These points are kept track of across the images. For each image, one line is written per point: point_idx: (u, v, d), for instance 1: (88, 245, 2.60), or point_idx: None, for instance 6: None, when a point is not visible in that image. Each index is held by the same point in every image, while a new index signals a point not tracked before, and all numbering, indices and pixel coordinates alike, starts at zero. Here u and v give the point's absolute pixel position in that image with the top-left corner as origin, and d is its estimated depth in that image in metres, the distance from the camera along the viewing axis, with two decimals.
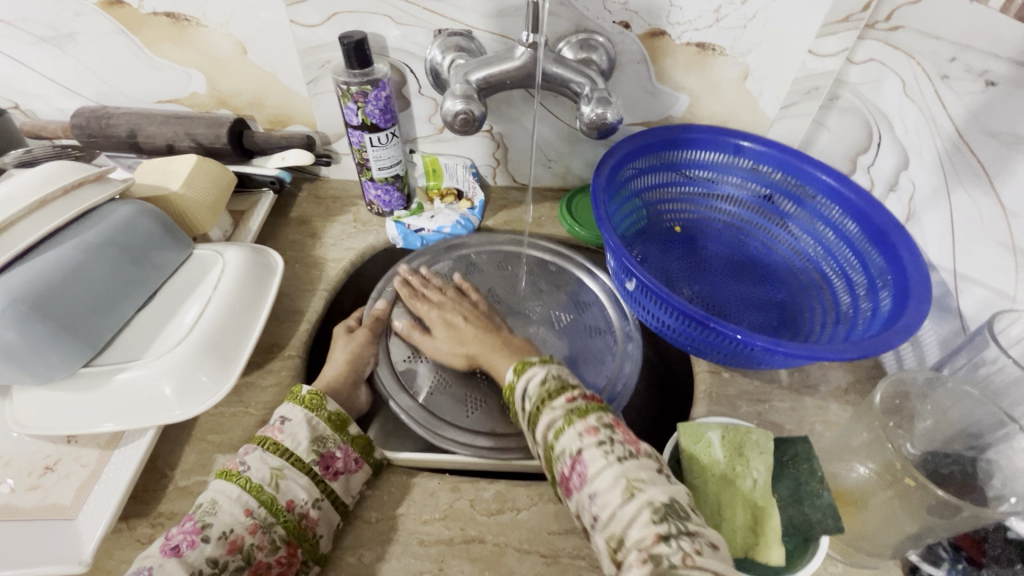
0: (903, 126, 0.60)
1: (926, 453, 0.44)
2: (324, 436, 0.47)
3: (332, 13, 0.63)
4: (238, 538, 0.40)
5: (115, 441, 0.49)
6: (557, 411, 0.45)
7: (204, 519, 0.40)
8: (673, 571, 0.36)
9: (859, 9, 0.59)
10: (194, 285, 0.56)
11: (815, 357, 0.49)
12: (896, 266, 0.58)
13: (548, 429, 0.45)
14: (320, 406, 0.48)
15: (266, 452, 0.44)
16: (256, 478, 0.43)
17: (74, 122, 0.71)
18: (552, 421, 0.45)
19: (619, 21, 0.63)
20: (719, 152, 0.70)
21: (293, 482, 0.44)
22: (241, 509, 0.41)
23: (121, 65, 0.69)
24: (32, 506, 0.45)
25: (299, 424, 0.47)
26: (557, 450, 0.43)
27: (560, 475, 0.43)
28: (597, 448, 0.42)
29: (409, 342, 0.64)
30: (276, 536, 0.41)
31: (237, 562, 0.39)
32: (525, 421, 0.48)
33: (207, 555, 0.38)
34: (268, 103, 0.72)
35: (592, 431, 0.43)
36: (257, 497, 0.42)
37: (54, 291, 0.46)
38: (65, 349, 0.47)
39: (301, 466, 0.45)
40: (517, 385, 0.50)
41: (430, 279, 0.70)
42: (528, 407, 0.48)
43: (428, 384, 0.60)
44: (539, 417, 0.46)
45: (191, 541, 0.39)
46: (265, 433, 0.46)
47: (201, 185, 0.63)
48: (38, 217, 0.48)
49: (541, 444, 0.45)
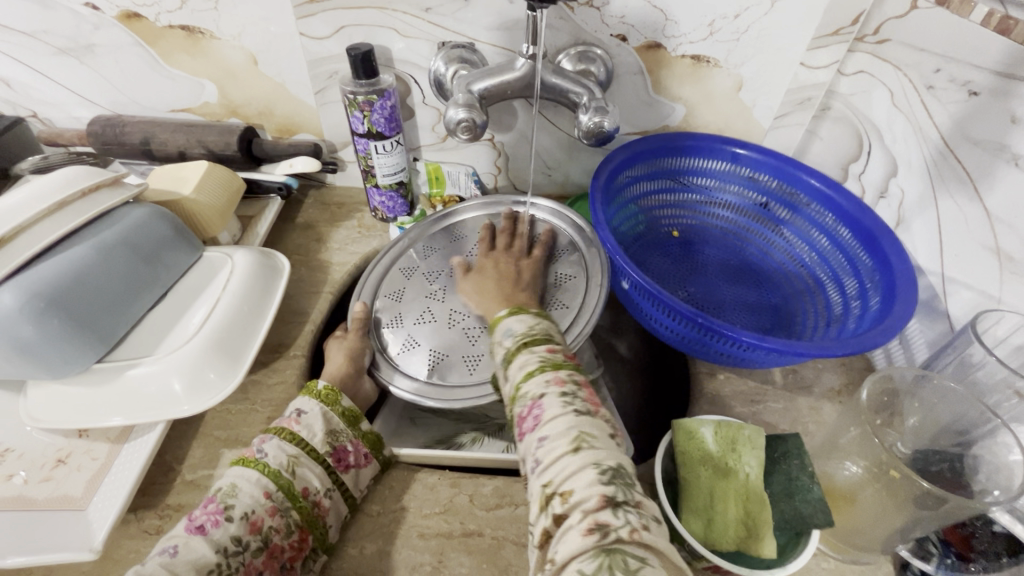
0: (891, 135, 0.62)
1: (915, 451, 0.45)
2: (338, 430, 0.49)
3: (339, 27, 0.66)
4: (258, 520, 0.41)
5: (125, 436, 0.51)
6: (527, 356, 0.43)
7: (226, 501, 0.41)
8: (616, 545, 0.32)
9: (848, 23, 0.61)
10: (203, 286, 0.57)
11: (806, 355, 0.50)
12: (884, 268, 0.59)
13: (520, 369, 0.42)
14: (335, 401, 0.50)
15: (283, 441, 0.46)
16: (275, 464, 0.44)
17: (89, 130, 0.73)
18: (527, 363, 0.43)
19: (616, 35, 0.65)
20: (717, 160, 0.72)
21: (308, 470, 0.45)
22: (261, 492, 0.42)
23: (136, 76, 0.72)
24: (44, 497, 0.47)
25: (315, 416, 0.49)
26: (522, 390, 0.41)
27: (517, 417, 0.41)
28: (558, 397, 0.39)
29: (402, 333, 0.61)
30: (292, 520, 0.43)
31: (257, 542, 0.40)
32: (499, 361, 0.46)
33: (231, 534, 0.40)
34: (277, 112, 0.75)
35: (559, 381, 0.40)
36: (276, 480, 0.43)
37: (71, 288, 0.48)
38: (80, 344, 0.49)
39: (315, 454, 0.46)
40: (503, 321, 0.49)
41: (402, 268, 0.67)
42: (505, 343, 0.46)
43: (426, 366, 0.58)
44: (516, 357, 0.44)
45: (215, 521, 0.40)
46: (281, 423, 0.48)
47: (212, 190, 0.65)
48: (57, 217, 0.50)
49: (509, 386, 0.43)
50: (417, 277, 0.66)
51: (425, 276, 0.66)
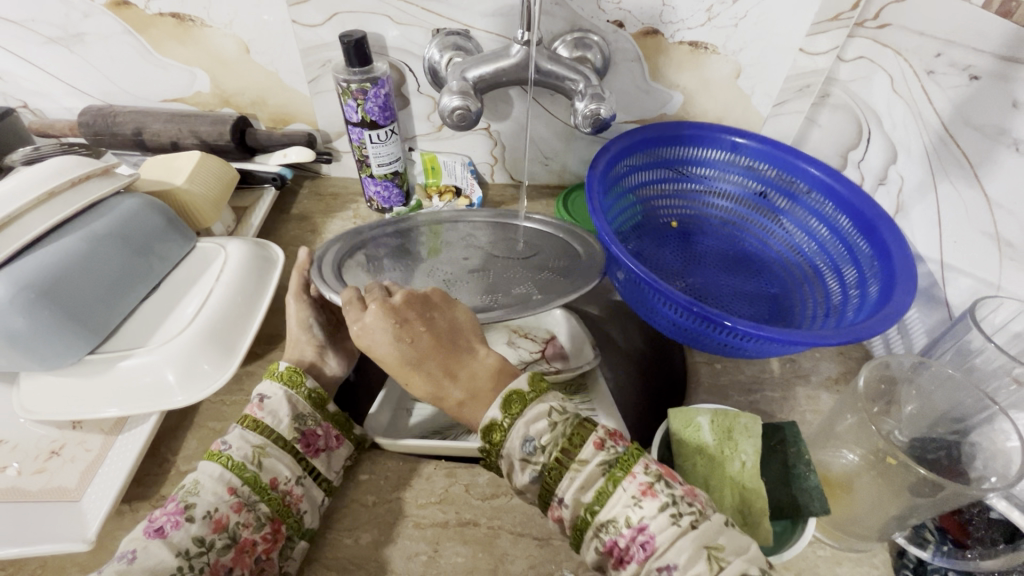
0: (891, 121, 0.61)
1: (912, 439, 0.46)
2: (304, 414, 0.49)
3: (332, 14, 0.65)
4: (223, 517, 0.41)
5: (119, 427, 0.50)
6: (572, 476, 0.39)
7: (187, 499, 0.41)
8: None
9: (848, 8, 0.60)
10: (197, 277, 0.57)
11: (803, 343, 0.49)
12: (884, 257, 0.59)
13: (585, 491, 0.39)
14: (298, 384, 0.50)
15: (246, 430, 0.45)
16: (239, 456, 0.44)
17: (81, 120, 0.72)
18: (590, 482, 0.39)
19: (613, 21, 0.64)
20: (716, 148, 0.71)
21: (275, 460, 0.45)
22: (224, 488, 0.42)
23: (126, 65, 0.71)
24: (37, 488, 0.46)
25: (279, 401, 0.48)
26: (605, 519, 0.38)
27: (611, 546, 0.38)
28: (660, 513, 0.37)
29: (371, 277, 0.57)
30: (261, 513, 0.42)
31: (223, 539, 0.40)
32: (532, 479, 0.41)
33: (193, 534, 0.39)
34: (270, 102, 0.74)
35: (647, 492, 0.38)
36: (240, 475, 0.43)
37: (62, 279, 0.48)
38: (72, 335, 0.48)
39: (283, 442, 0.46)
40: (510, 430, 0.41)
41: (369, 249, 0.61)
42: (537, 461, 0.40)
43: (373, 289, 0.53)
44: (566, 479, 0.39)
45: (175, 522, 0.40)
46: (246, 412, 0.47)
47: (204, 180, 0.64)
48: (47, 207, 0.50)
49: (577, 509, 0.39)
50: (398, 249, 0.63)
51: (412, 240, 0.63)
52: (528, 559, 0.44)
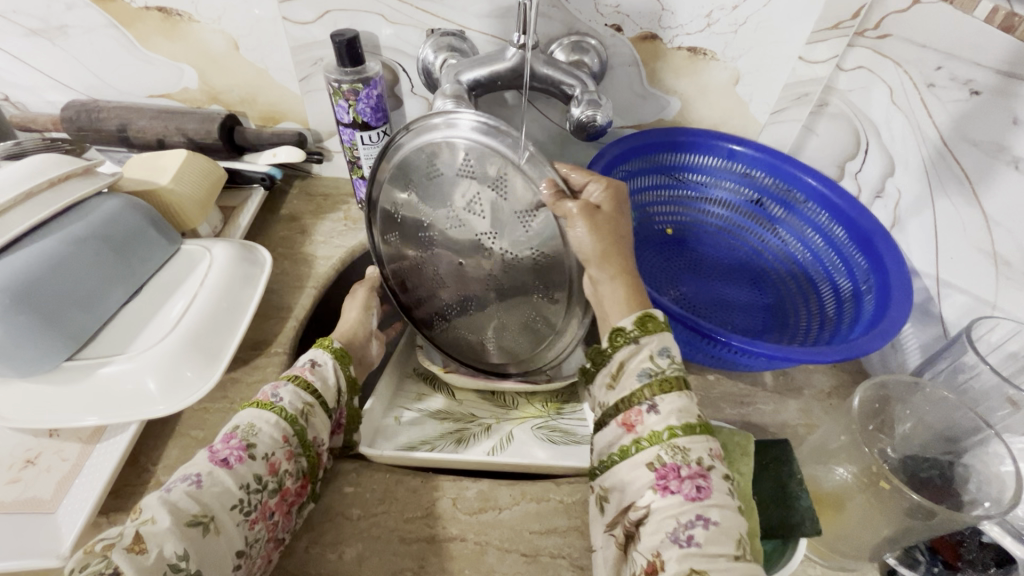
0: (889, 133, 0.61)
1: (904, 457, 0.44)
2: (341, 392, 0.50)
3: (323, 12, 0.63)
4: (277, 462, 0.42)
5: (98, 435, 0.49)
6: (682, 399, 0.39)
7: (247, 438, 0.41)
8: None
9: (849, 17, 0.59)
10: (180, 281, 0.56)
11: (795, 360, 0.49)
12: (880, 272, 0.58)
13: (678, 413, 0.38)
14: (346, 362, 0.52)
15: (298, 388, 0.46)
16: (291, 409, 0.44)
17: (64, 115, 0.70)
18: (684, 408, 0.39)
19: (611, 25, 0.63)
20: (713, 156, 0.70)
21: (318, 421, 0.46)
22: (280, 434, 0.43)
23: (111, 59, 0.69)
24: (11, 499, 0.45)
25: (327, 369, 0.50)
26: (682, 443, 0.37)
27: (664, 465, 0.37)
28: (723, 479, 0.36)
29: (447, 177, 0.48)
30: (302, 466, 0.44)
31: (274, 483, 0.41)
32: (639, 377, 0.41)
33: (254, 471, 0.40)
34: (259, 100, 0.72)
35: (721, 457, 0.38)
36: (293, 426, 0.44)
37: (38, 284, 0.46)
38: (49, 342, 0.47)
39: (325, 406, 0.47)
40: (660, 332, 0.43)
41: (415, 169, 0.49)
42: (658, 366, 0.41)
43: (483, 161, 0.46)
44: (671, 393, 0.39)
45: (239, 456, 0.40)
46: (296, 370, 0.48)
47: (190, 180, 0.62)
48: (25, 208, 0.48)
49: (662, 421, 0.38)
50: (412, 203, 0.51)
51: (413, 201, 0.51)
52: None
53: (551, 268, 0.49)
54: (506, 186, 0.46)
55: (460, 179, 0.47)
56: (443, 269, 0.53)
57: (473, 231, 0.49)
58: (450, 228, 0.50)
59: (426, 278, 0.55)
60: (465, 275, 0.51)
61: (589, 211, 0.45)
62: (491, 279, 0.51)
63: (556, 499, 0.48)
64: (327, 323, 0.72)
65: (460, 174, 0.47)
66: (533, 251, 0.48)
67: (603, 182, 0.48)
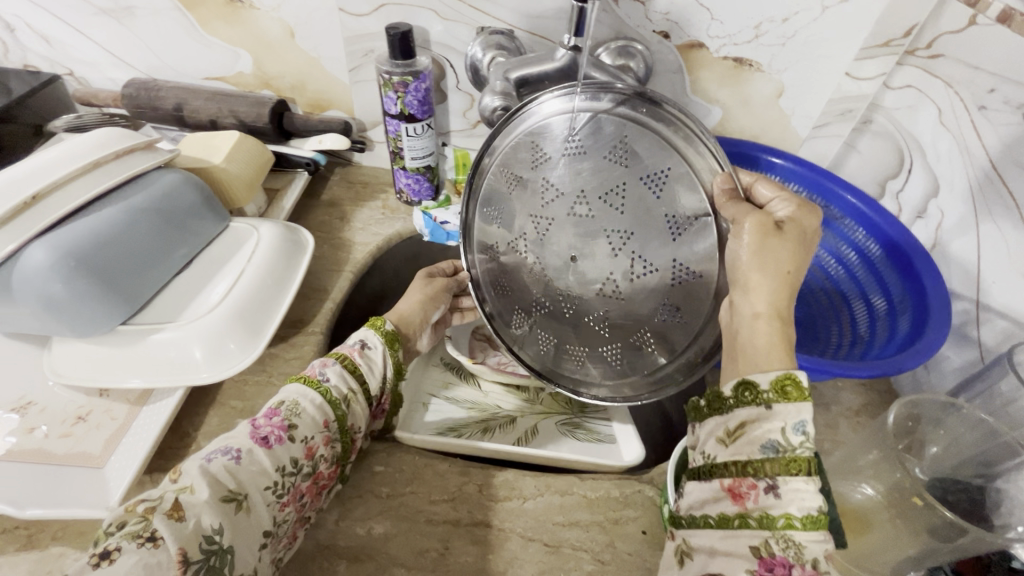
0: (935, 153, 0.61)
1: (934, 478, 0.44)
2: (385, 377, 0.52)
3: (378, 5, 0.65)
4: (314, 446, 0.43)
5: (144, 398, 0.51)
6: (809, 486, 0.34)
7: (289, 418, 0.43)
8: None
9: (900, 35, 0.59)
10: (227, 257, 0.58)
11: (828, 372, 0.49)
12: (917, 292, 0.58)
13: (800, 505, 0.34)
14: (393, 346, 0.53)
15: (344, 370, 0.48)
16: (335, 393, 0.46)
17: (124, 92, 0.74)
18: (808, 500, 0.34)
19: (659, 31, 0.64)
20: (751, 167, 0.69)
21: (358, 408, 0.48)
22: (321, 419, 0.44)
23: (172, 41, 0.72)
24: (63, 452, 0.47)
25: (377, 354, 0.51)
26: (795, 538, 0.33)
27: (772, 558, 0.33)
28: None
29: (585, 163, 0.45)
30: (337, 451, 0.45)
31: (309, 466, 0.43)
32: (761, 450, 0.36)
33: (290, 454, 0.42)
34: (309, 88, 0.74)
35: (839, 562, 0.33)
36: (335, 411, 0.45)
37: (101, 250, 0.48)
38: (106, 306, 0.49)
39: (366, 394, 0.49)
40: (800, 405, 0.36)
41: (545, 147, 0.46)
42: (788, 443, 0.35)
43: (632, 146, 0.45)
44: (794, 481, 0.34)
45: (279, 437, 0.42)
46: (345, 351, 0.50)
47: (241, 160, 0.65)
48: (90, 176, 0.51)
49: (780, 507, 0.34)
50: (536, 182, 0.47)
51: (538, 185, 0.47)
52: (539, 565, 0.44)
53: (685, 286, 0.45)
54: (659, 180, 0.44)
55: (609, 163, 0.45)
56: (546, 266, 0.47)
57: (603, 221, 0.45)
58: (579, 215, 0.45)
59: (525, 274, 0.49)
60: (580, 274, 0.46)
61: (765, 229, 0.41)
62: (608, 286, 0.46)
63: (581, 493, 0.49)
64: (360, 308, 0.73)
65: (608, 157, 0.45)
66: (674, 260, 0.45)
67: (792, 204, 0.45)
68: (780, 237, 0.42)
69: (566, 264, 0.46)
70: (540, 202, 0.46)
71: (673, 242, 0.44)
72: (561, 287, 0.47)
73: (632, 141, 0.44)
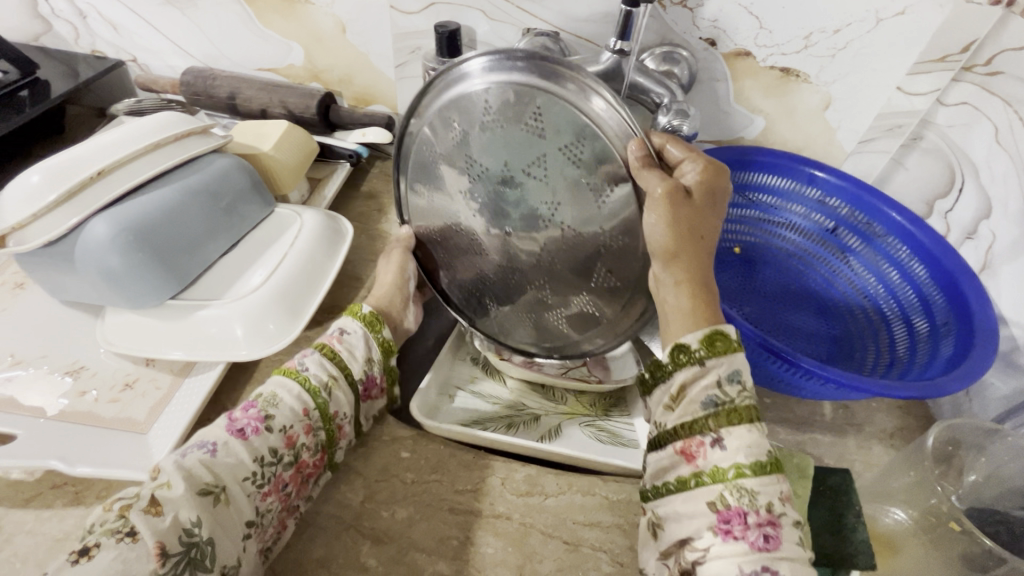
0: (990, 174, 0.59)
1: (972, 507, 0.43)
2: (372, 359, 0.52)
3: (429, 4, 0.66)
4: (294, 435, 0.44)
5: (188, 370, 0.54)
6: (751, 433, 0.38)
7: (267, 409, 0.44)
8: None
9: (958, 50, 0.57)
10: (271, 241, 0.60)
11: (868, 392, 0.48)
12: (962, 315, 0.56)
13: (747, 452, 0.37)
14: (377, 329, 0.54)
15: (323, 357, 0.49)
16: (315, 381, 0.47)
17: (182, 79, 0.77)
18: (752, 444, 0.37)
19: (705, 38, 0.63)
20: (791, 179, 0.69)
21: (341, 395, 0.48)
22: (300, 407, 0.45)
23: (230, 32, 0.75)
24: (110, 416, 0.50)
25: (357, 338, 0.52)
26: (748, 484, 0.36)
27: (728, 508, 0.36)
28: (792, 528, 0.35)
29: (502, 135, 0.44)
30: (320, 439, 0.46)
31: (289, 456, 0.43)
32: (703, 405, 0.40)
33: (269, 445, 0.42)
34: (356, 82, 0.77)
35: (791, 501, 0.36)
36: (314, 399, 0.46)
37: (156, 227, 0.51)
38: (157, 281, 0.51)
39: (350, 380, 0.49)
40: (732, 356, 0.41)
41: (455, 121, 0.46)
42: (726, 395, 0.39)
43: (537, 111, 0.42)
44: (738, 429, 0.38)
45: (255, 427, 0.42)
46: (324, 340, 0.51)
47: (290, 149, 0.67)
48: (151, 156, 0.54)
49: (729, 458, 0.37)
50: (459, 159, 0.48)
51: (461, 159, 0.48)
52: (558, 562, 0.44)
53: (617, 252, 0.46)
54: (577, 149, 0.42)
55: (520, 134, 0.44)
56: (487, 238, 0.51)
57: (532, 196, 0.46)
58: (505, 189, 0.47)
59: (469, 244, 0.53)
60: (519, 247, 0.50)
61: (673, 198, 0.41)
62: (542, 257, 0.49)
63: (602, 495, 0.49)
64: None
65: (518, 127, 0.44)
66: (597, 228, 0.45)
67: (700, 165, 0.45)
68: (689, 206, 0.43)
69: (506, 236, 0.49)
70: (471, 175, 0.48)
71: (597, 217, 0.45)
72: (500, 254, 0.52)
73: (539, 108, 0.42)
